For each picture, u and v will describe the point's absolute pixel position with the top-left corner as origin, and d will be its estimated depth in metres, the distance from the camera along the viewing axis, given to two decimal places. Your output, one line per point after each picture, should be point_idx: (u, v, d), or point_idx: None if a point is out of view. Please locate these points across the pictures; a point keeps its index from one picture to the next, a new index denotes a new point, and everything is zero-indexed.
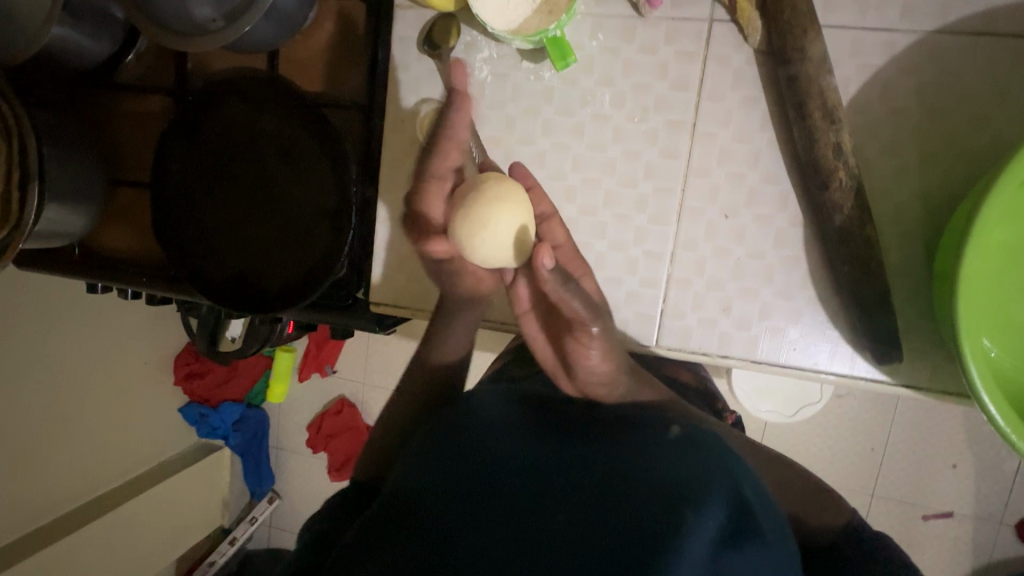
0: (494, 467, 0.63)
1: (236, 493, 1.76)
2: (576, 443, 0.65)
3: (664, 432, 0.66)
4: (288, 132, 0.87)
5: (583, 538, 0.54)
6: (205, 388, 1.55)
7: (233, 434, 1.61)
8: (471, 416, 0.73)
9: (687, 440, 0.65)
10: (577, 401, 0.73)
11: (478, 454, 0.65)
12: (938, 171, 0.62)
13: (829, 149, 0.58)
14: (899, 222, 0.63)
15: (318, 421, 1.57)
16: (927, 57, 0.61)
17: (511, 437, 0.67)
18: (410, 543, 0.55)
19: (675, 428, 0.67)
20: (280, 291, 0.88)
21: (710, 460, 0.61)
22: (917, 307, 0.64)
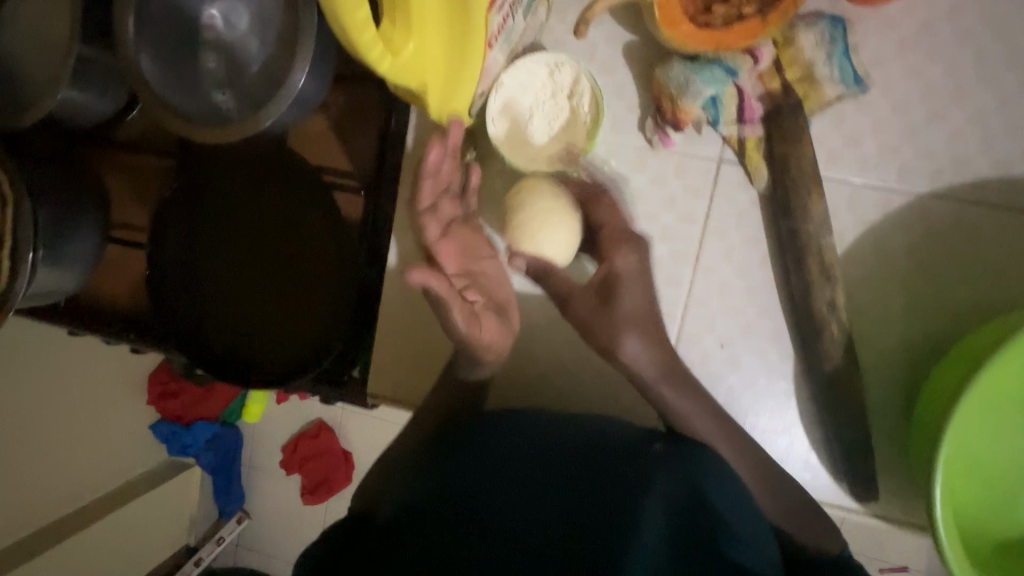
0: (505, 453, 0.61)
1: (202, 513, 1.55)
2: (563, 477, 0.58)
3: (647, 447, 0.62)
4: (293, 208, 0.88)
5: (578, 532, 0.52)
6: (179, 407, 1.38)
7: (205, 454, 1.43)
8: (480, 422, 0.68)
9: (670, 451, 0.61)
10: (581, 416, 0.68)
11: (489, 450, 0.62)
12: (924, 325, 0.65)
13: (823, 305, 0.62)
14: (885, 369, 0.66)
15: (292, 443, 1.44)
16: (917, 217, 0.64)
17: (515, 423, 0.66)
18: (438, 526, 0.53)
19: (657, 443, 0.62)
20: (275, 365, 0.88)
21: (685, 471, 0.59)
22: (895, 449, 0.66)
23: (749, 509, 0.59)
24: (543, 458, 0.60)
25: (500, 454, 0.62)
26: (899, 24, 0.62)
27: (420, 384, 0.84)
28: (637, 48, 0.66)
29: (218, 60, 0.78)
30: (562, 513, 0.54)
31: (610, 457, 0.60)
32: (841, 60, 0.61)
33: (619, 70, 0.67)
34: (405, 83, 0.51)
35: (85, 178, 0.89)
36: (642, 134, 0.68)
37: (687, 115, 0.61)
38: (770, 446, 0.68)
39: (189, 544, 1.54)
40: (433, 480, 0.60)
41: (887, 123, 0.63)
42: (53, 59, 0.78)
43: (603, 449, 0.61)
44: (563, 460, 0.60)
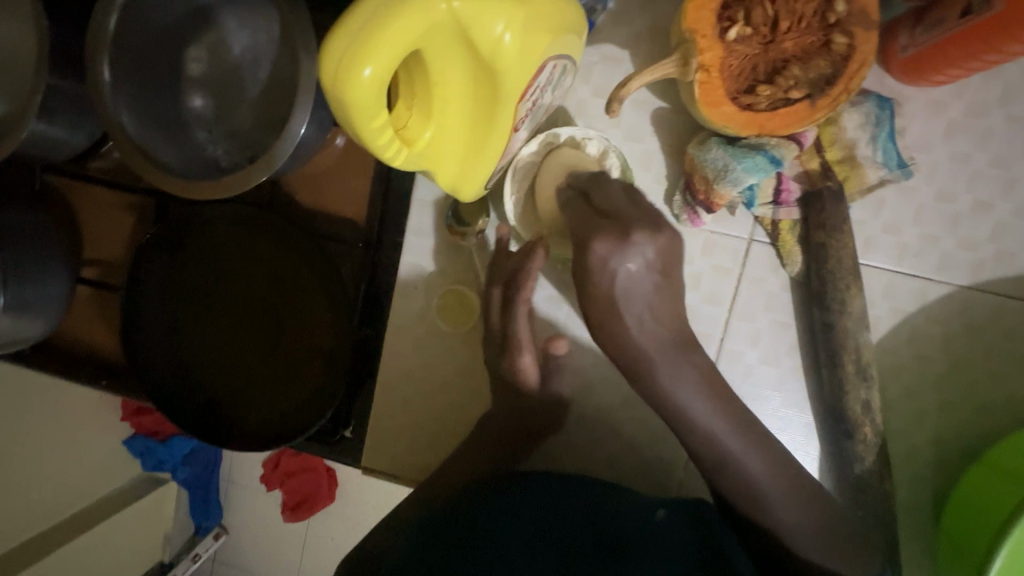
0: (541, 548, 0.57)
1: (179, 526, 1.44)
2: (560, 530, 0.60)
3: (648, 516, 0.61)
4: (282, 258, 0.81)
5: None
6: (154, 422, 1.25)
7: (182, 469, 1.33)
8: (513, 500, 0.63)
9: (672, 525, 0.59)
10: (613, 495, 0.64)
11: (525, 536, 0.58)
12: (954, 421, 0.62)
13: (858, 404, 0.58)
14: (912, 463, 0.63)
15: (273, 459, 1.34)
16: (956, 310, 0.61)
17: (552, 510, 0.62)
18: None
19: (660, 510, 0.61)
20: (261, 426, 0.82)
21: (696, 541, 0.57)
22: (920, 548, 0.63)
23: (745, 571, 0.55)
24: (548, 524, 0.60)
25: (509, 523, 0.60)
26: (947, 107, 0.58)
27: (419, 451, 0.79)
28: (665, 118, 0.62)
29: (206, 101, 0.73)
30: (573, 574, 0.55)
31: (618, 528, 0.59)
32: (886, 142, 0.56)
33: (647, 139, 0.62)
34: (421, 168, 0.45)
35: (54, 217, 0.81)
36: (669, 208, 0.63)
37: (722, 199, 0.56)
38: None
39: (163, 561, 1.40)
40: (442, 543, 0.58)
41: (930, 211, 0.59)
42: (20, 93, 0.70)
43: (609, 517, 0.61)
44: (572, 530, 0.60)
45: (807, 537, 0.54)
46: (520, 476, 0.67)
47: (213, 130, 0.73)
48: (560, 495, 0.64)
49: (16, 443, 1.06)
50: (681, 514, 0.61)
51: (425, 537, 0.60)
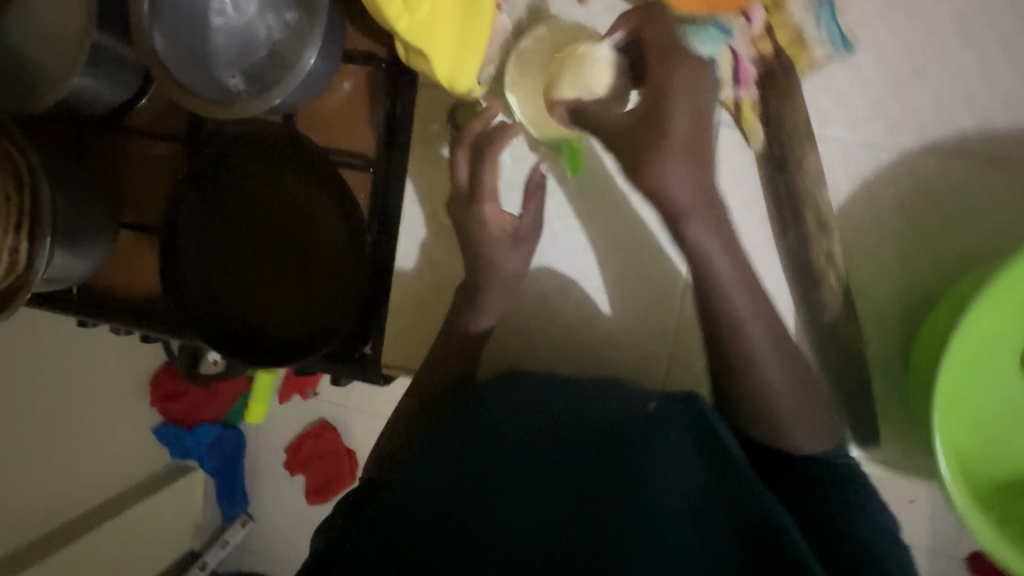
0: (522, 440, 0.58)
1: (208, 516, 1.42)
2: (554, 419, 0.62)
3: (641, 409, 0.62)
4: (302, 191, 0.91)
5: (589, 519, 0.51)
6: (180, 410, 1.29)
7: (208, 457, 1.33)
8: (494, 405, 0.65)
9: (661, 416, 0.61)
10: (597, 391, 0.68)
11: (503, 431, 0.60)
12: (916, 274, 0.68)
13: (821, 255, 0.65)
14: (882, 316, 0.69)
15: (296, 443, 1.34)
16: (907, 173, 0.67)
17: (533, 411, 0.63)
18: (440, 514, 0.53)
19: (651, 403, 0.63)
20: (287, 344, 0.90)
21: (688, 425, 0.59)
22: (894, 398, 0.69)
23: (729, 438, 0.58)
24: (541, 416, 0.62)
25: (505, 419, 0.62)
26: None
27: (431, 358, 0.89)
28: None
29: (227, 42, 0.81)
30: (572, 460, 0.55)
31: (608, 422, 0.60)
32: (828, 23, 0.65)
33: None
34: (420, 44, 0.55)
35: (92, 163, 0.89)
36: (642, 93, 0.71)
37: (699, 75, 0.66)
38: None
39: (194, 549, 1.41)
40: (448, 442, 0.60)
41: (874, 83, 0.67)
42: (69, 50, 0.80)
43: (597, 412, 0.62)
44: (566, 419, 0.61)
45: (779, 389, 0.60)
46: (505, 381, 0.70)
47: (234, 69, 0.81)
48: (549, 394, 0.66)
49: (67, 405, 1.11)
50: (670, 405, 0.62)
51: (434, 441, 0.62)
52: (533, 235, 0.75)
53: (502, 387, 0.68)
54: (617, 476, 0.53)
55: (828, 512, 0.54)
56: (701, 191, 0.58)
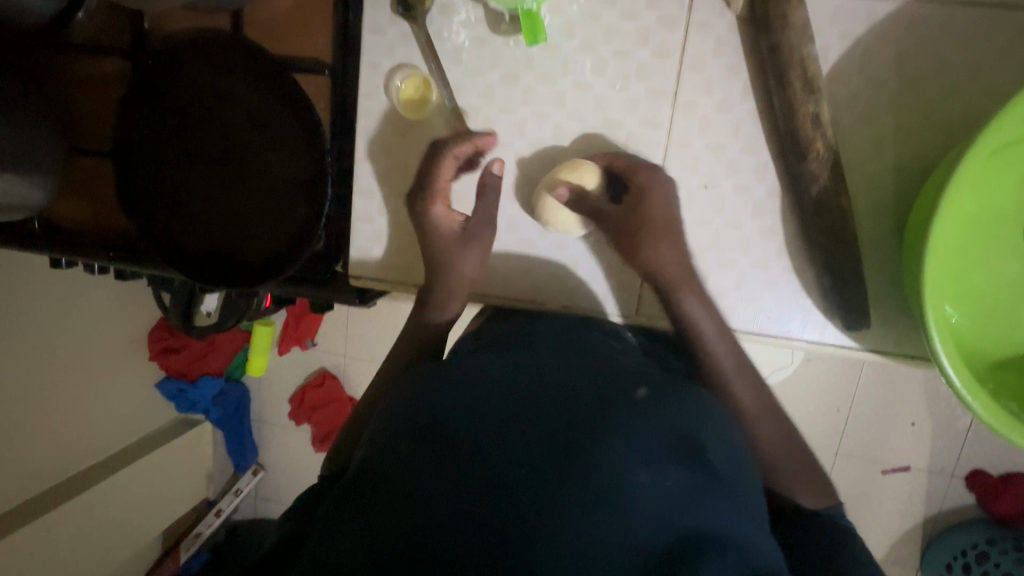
0: (481, 418, 0.48)
1: (220, 466, 1.51)
2: (523, 398, 0.50)
3: (628, 395, 0.51)
4: (257, 100, 0.84)
5: (550, 521, 0.42)
6: (181, 361, 1.33)
7: (214, 409, 1.38)
8: (452, 378, 0.54)
9: (652, 404, 0.50)
10: (593, 385, 0.51)
11: (460, 408, 0.50)
12: (911, 143, 0.62)
13: (807, 120, 0.59)
14: (872, 191, 0.64)
15: (299, 395, 1.36)
16: (905, 28, 0.61)
17: (498, 383, 0.52)
18: (379, 510, 0.45)
19: (642, 389, 0.51)
20: (258, 264, 0.86)
21: (677, 418, 0.50)
22: (887, 276, 0.65)
23: (726, 435, 0.53)
24: (507, 392, 0.51)
25: (455, 399, 0.51)
26: None
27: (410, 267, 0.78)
28: None
29: None
30: (521, 453, 0.45)
31: (585, 412, 0.48)
32: None
33: None
34: None
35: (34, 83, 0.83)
36: None
37: None
38: (762, 290, 0.68)
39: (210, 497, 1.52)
40: (392, 426, 0.51)
41: None
42: None
43: (576, 393, 0.50)
44: (534, 399, 0.50)
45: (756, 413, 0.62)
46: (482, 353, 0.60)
47: None
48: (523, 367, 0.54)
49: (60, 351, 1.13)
50: (661, 389, 0.52)
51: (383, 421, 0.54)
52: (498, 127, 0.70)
53: (469, 367, 0.56)
54: (576, 483, 0.44)
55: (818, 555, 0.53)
56: (660, 229, 0.65)
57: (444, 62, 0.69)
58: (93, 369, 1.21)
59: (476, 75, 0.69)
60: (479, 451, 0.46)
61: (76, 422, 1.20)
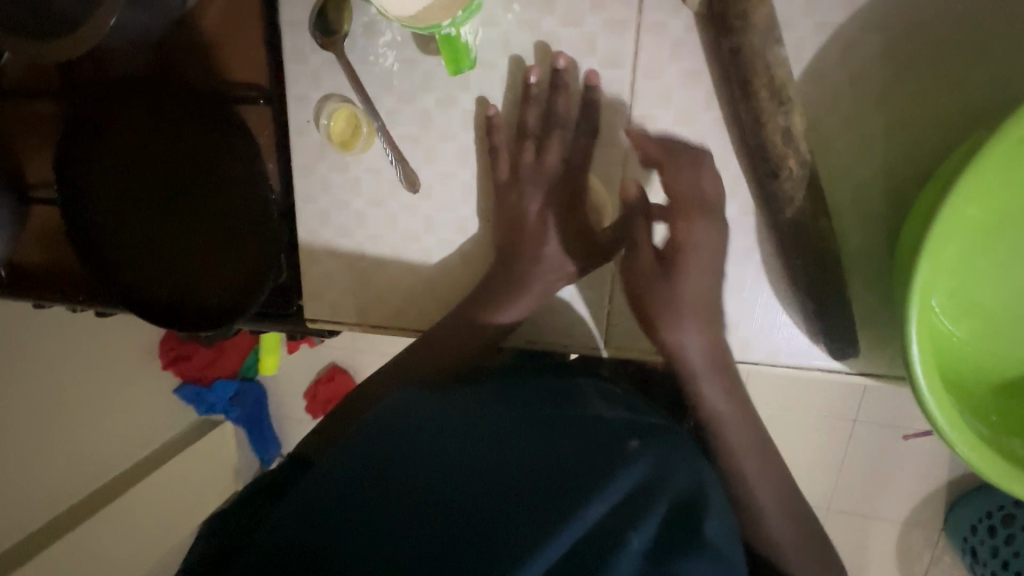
0: (454, 471, 0.44)
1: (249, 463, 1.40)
2: (502, 444, 0.46)
3: (618, 448, 0.45)
4: (196, 135, 0.79)
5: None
6: (194, 367, 1.21)
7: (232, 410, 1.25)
8: (424, 424, 0.50)
9: (649, 462, 0.44)
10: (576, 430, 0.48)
11: (431, 458, 0.45)
12: (903, 145, 0.54)
13: (777, 134, 0.51)
14: (858, 203, 0.56)
15: (312, 389, 1.21)
16: (890, 9, 0.51)
17: (473, 432, 0.48)
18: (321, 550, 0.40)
19: (634, 442, 0.46)
20: (218, 308, 0.81)
21: (672, 476, 0.44)
22: (874, 294, 0.58)
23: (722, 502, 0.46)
24: (489, 445, 0.46)
25: (429, 441, 0.47)
26: None
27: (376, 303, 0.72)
28: None
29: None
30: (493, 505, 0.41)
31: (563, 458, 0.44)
32: None
33: None
34: None
35: None
36: None
37: None
38: (741, 314, 0.62)
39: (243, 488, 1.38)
40: (362, 453, 0.48)
41: None
42: None
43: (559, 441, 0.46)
44: (515, 442, 0.46)
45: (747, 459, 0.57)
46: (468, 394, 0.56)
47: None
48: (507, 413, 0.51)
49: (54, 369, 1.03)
50: (656, 444, 0.47)
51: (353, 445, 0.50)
52: (441, 155, 0.64)
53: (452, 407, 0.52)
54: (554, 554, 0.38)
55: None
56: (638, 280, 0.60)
57: (372, 91, 0.63)
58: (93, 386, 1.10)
59: (410, 100, 0.62)
60: (443, 490, 0.43)
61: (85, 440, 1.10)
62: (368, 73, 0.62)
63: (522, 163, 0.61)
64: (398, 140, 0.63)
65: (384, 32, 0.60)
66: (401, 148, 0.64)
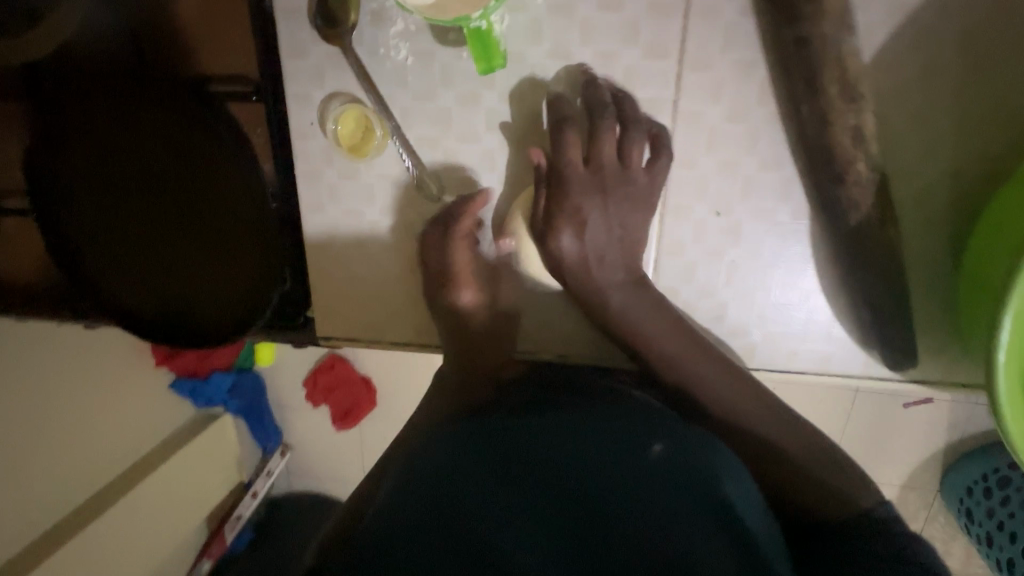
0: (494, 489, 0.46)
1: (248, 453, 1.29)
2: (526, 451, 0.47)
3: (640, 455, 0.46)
4: (181, 135, 0.70)
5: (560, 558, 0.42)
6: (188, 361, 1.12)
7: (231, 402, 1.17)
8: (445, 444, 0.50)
9: (671, 461, 0.46)
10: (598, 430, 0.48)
11: (464, 477, 0.47)
12: (976, 141, 0.49)
13: (846, 134, 0.47)
14: (924, 205, 0.52)
15: (310, 377, 1.14)
16: None
17: (496, 446, 0.48)
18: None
19: (656, 446, 0.46)
20: (221, 323, 0.75)
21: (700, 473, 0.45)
22: (934, 298, 0.54)
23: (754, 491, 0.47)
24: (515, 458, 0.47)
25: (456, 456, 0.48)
26: None
27: (392, 318, 0.66)
28: None
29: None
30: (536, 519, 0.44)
31: (607, 474, 0.45)
32: None
33: None
34: None
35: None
36: None
37: None
38: (787, 321, 0.58)
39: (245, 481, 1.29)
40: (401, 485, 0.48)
41: None
42: None
43: (595, 455, 0.46)
44: (551, 460, 0.46)
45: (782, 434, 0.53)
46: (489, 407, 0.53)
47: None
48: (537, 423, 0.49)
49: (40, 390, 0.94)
50: (682, 443, 0.47)
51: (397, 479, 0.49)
52: (462, 158, 0.57)
53: (478, 427, 0.50)
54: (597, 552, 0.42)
55: (833, 552, 0.47)
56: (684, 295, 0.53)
57: (384, 88, 0.56)
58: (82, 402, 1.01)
59: (427, 99, 0.56)
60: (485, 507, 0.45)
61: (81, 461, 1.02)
62: (377, 68, 0.55)
63: None
64: (414, 144, 0.57)
65: (395, 22, 0.53)
66: (418, 151, 0.58)
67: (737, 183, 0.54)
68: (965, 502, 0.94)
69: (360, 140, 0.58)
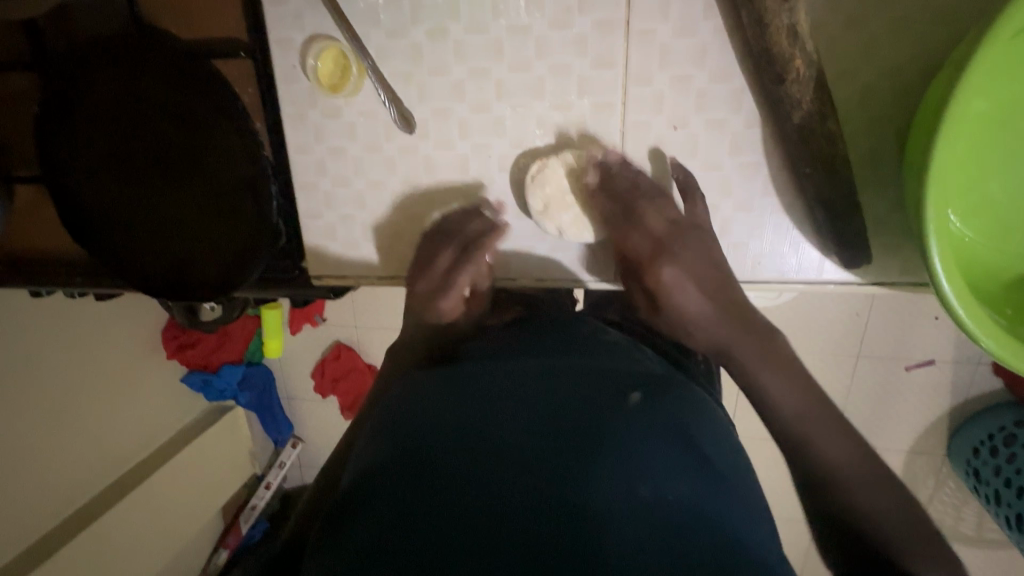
0: (466, 426, 0.43)
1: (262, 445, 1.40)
2: (507, 394, 0.45)
3: (622, 402, 0.44)
4: (171, 94, 0.72)
5: (533, 492, 0.38)
6: (200, 356, 1.20)
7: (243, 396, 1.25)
8: (425, 390, 0.48)
9: (651, 409, 0.44)
10: (575, 377, 0.47)
11: (439, 415, 0.45)
12: (911, 38, 0.53)
13: (782, 34, 0.49)
14: (865, 104, 0.55)
15: (319, 368, 1.23)
16: None
17: (475, 390, 0.47)
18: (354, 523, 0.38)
19: (637, 394, 0.45)
20: (220, 277, 0.78)
21: (676, 421, 0.44)
22: (883, 198, 0.58)
23: (725, 442, 0.46)
24: (493, 398, 0.45)
25: (434, 401, 0.46)
26: None
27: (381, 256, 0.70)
28: None
29: None
30: (510, 450, 0.40)
31: (586, 409, 0.43)
32: None
33: None
34: None
35: None
36: None
37: None
38: (747, 231, 0.62)
39: (257, 474, 1.42)
40: (378, 427, 0.46)
41: None
42: None
43: (575, 398, 0.44)
44: (527, 401, 0.44)
45: (786, 408, 0.49)
46: (470, 364, 0.51)
47: None
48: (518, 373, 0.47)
49: (65, 362, 1.02)
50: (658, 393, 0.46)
51: (373, 428, 0.47)
52: (436, 92, 0.62)
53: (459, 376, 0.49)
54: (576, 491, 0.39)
55: None
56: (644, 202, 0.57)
57: (358, 27, 0.60)
58: (99, 373, 1.09)
59: (398, 35, 0.60)
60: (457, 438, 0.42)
61: (101, 429, 1.10)
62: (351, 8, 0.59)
63: (513, 92, 0.61)
64: (389, 79, 0.62)
65: None
66: (393, 86, 0.62)
67: (692, 97, 0.58)
68: (972, 464, 0.98)
69: (337, 83, 0.62)
